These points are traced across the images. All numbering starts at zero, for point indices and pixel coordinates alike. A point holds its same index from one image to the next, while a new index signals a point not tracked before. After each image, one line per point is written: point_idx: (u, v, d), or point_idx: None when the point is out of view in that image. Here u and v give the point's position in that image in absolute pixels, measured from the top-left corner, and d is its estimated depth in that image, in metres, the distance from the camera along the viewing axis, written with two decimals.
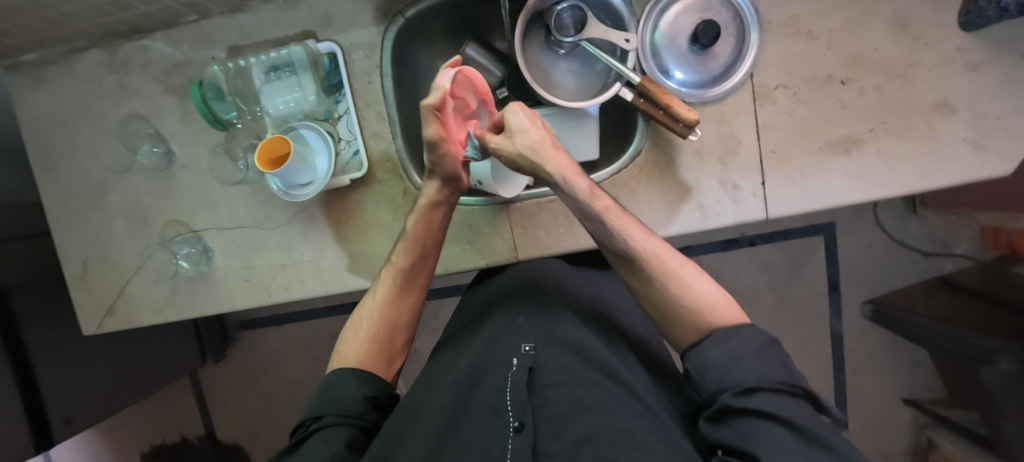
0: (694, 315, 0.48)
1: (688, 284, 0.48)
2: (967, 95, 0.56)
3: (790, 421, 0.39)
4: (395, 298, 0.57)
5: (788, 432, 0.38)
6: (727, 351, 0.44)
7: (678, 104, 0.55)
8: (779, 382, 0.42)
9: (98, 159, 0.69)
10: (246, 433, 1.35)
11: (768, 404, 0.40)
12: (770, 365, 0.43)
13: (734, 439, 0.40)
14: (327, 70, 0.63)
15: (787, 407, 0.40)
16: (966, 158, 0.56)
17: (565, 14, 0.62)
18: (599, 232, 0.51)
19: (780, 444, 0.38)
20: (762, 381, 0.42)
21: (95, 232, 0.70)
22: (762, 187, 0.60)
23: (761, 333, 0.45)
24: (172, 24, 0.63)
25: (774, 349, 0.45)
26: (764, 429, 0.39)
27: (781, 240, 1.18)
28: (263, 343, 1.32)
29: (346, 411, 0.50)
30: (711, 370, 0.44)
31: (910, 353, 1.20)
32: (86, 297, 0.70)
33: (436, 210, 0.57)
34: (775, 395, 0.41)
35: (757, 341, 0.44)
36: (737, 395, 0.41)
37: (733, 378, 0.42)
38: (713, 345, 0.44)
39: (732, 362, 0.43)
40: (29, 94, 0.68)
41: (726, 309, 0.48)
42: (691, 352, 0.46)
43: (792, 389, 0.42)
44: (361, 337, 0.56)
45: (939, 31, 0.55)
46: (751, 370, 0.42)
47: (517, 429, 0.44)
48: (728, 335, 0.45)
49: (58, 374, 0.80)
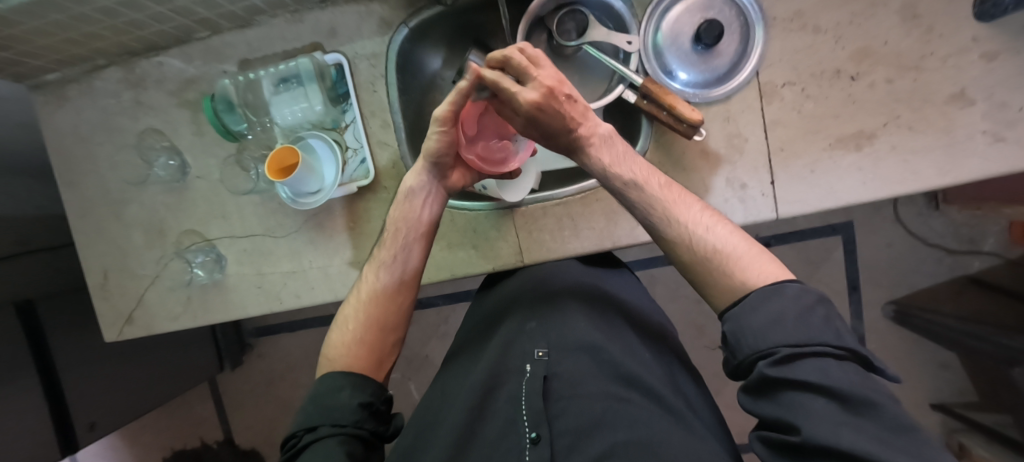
0: (728, 273, 0.45)
1: (721, 249, 0.45)
2: (984, 86, 0.54)
3: (834, 391, 0.36)
4: (381, 298, 0.57)
5: (828, 401, 0.36)
6: (767, 315, 0.40)
7: (682, 105, 0.55)
8: (823, 346, 0.38)
9: (118, 172, 0.71)
10: (264, 439, 1.37)
11: (812, 373, 0.37)
12: (813, 326, 0.39)
13: (774, 411, 0.38)
14: (334, 81, 0.64)
15: (834, 373, 0.37)
16: (986, 150, 0.54)
17: (567, 18, 0.62)
18: (626, 206, 0.50)
19: (820, 419, 0.35)
20: (805, 347, 0.38)
21: (115, 243, 0.72)
22: (771, 185, 0.58)
23: (805, 291, 0.41)
24: (185, 41, 0.66)
25: (822, 310, 0.41)
26: (804, 402, 0.36)
27: (797, 240, 1.15)
28: (278, 349, 1.35)
29: (341, 422, 0.50)
30: (748, 334, 0.41)
31: (936, 355, 1.15)
32: (106, 306, 0.73)
33: (411, 198, 0.57)
34: (818, 360, 0.38)
35: (800, 302, 0.41)
36: (775, 364, 0.39)
37: (770, 342, 0.39)
38: (752, 308, 0.41)
39: (772, 325, 0.40)
40: (50, 111, 0.71)
41: (767, 270, 0.44)
42: (731, 314, 0.43)
43: (840, 354, 0.38)
44: (347, 341, 0.56)
45: (952, 21, 0.54)
46: (790, 335, 0.39)
47: (533, 441, 0.45)
48: (767, 295, 0.41)
49: (81, 382, 0.82)
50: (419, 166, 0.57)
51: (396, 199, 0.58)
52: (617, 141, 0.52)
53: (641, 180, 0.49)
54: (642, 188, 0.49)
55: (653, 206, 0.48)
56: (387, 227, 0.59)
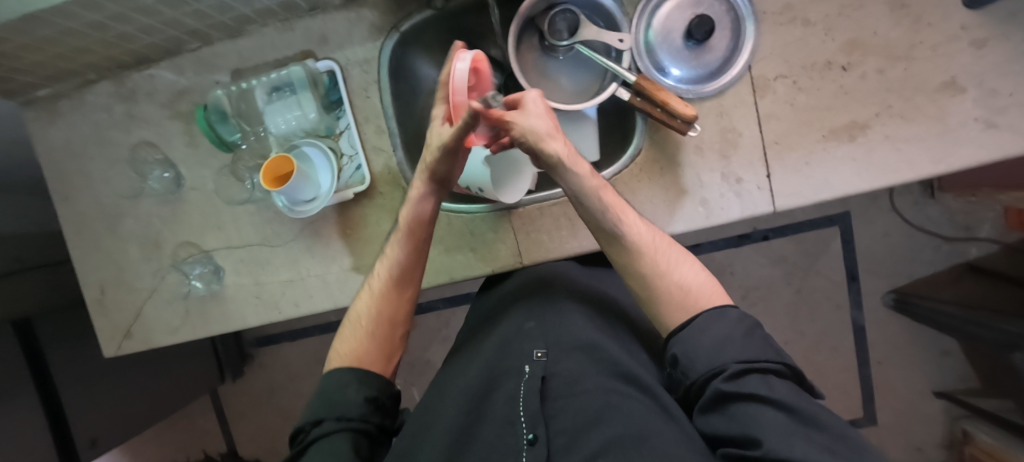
0: (683, 292, 0.48)
1: (674, 265, 0.50)
2: (974, 73, 0.54)
3: (780, 403, 0.39)
4: (392, 294, 0.57)
5: (778, 413, 0.38)
6: (715, 335, 0.44)
7: (675, 101, 0.55)
8: (765, 361, 0.42)
9: (112, 186, 0.71)
10: (267, 449, 1.37)
11: (758, 387, 0.40)
12: (754, 344, 0.44)
13: (728, 427, 0.40)
14: (326, 88, 0.64)
15: (776, 388, 0.40)
16: (979, 137, 0.54)
17: (558, 18, 0.62)
18: (589, 211, 0.52)
19: (772, 427, 0.37)
20: (749, 362, 0.42)
21: (111, 257, 0.72)
22: (767, 178, 0.59)
23: (746, 315, 0.46)
24: (177, 53, 0.66)
25: (760, 333, 0.45)
26: (756, 415, 0.39)
27: (795, 232, 1.16)
28: (279, 358, 1.34)
29: (347, 415, 0.50)
30: (699, 352, 0.44)
31: (937, 342, 1.15)
32: (104, 321, 0.72)
33: (425, 202, 0.57)
34: (762, 376, 0.42)
35: (742, 323, 0.45)
36: (727, 379, 0.41)
37: (721, 358, 0.43)
38: (701, 329, 0.45)
39: (720, 344, 0.43)
40: (43, 127, 0.70)
41: (713, 292, 0.49)
42: (680, 335, 0.46)
43: (778, 369, 0.42)
44: (358, 334, 0.56)
45: (941, 9, 0.54)
46: (737, 352, 0.43)
47: (530, 442, 0.45)
48: (714, 318, 0.46)
49: (81, 398, 0.82)
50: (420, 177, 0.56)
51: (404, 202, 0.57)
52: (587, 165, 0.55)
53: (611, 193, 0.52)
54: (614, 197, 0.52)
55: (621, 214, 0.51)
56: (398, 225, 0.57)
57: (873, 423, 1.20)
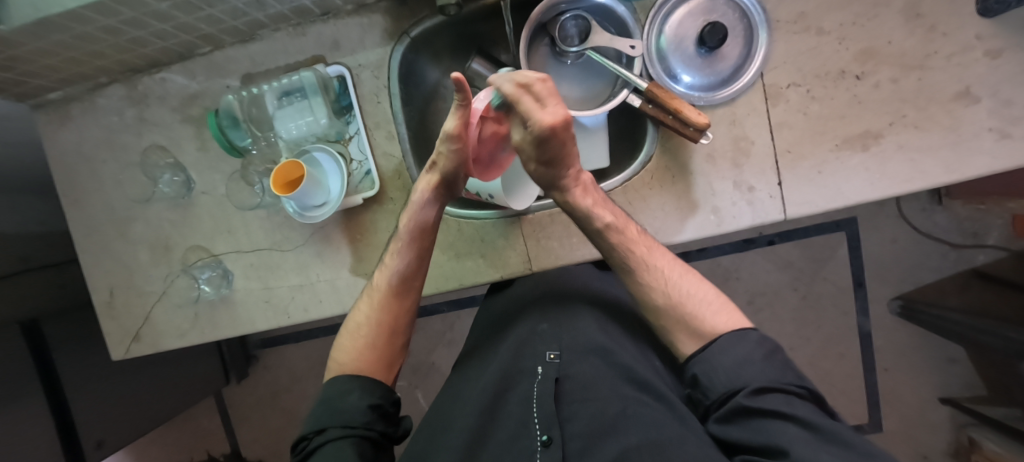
0: (698, 321, 0.48)
1: (689, 294, 0.50)
2: (989, 83, 0.54)
3: (804, 419, 0.39)
4: (391, 302, 0.56)
5: (802, 429, 0.39)
6: (736, 355, 0.45)
7: (688, 109, 0.55)
8: (786, 383, 0.43)
9: (123, 189, 0.71)
10: (270, 451, 1.37)
11: (781, 404, 0.41)
12: (774, 366, 0.45)
13: (754, 438, 0.40)
14: (337, 93, 0.64)
15: (799, 406, 0.41)
16: (992, 147, 0.54)
17: (569, 23, 0.62)
18: (601, 247, 0.53)
19: (794, 442, 0.38)
20: (772, 382, 0.43)
21: (120, 261, 0.72)
22: (779, 187, 0.58)
23: (766, 338, 0.47)
24: (188, 56, 0.66)
25: (780, 357, 0.46)
26: (778, 428, 0.39)
27: (802, 238, 1.15)
28: (284, 360, 1.34)
29: (351, 423, 0.49)
30: (718, 372, 0.45)
31: (943, 350, 1.15)
32: (114, 325, 0.73)
33: (426, 208, 0.55)
34: (785, 395, 0.42)
35: (762, 347, 0.46)
36: (751, 394, 0.42)
37: (740, 378, 0.44)
38: (721, 350, 0.46)
39: (740, 364, 0.44)
40: (53, 130, 0.70)
41: (728, 317, 0.49)
42: (699, 357, 0.47)
43: (800, 391, 0.43)
44: (359, 344, 0.55)
45: (956, 19, 0.54)
46: (759, 372, 0.44)
47: (545, 444, 0.46)
48: (733, 340, 0.46)
49: (89, 402, 0.82)
50: (429, 180, 0.55)
51: (407, 208, 0.56)
52: (601, 190, 0.55)
53: (619, 222, 0.52)
54: (621, 232, 0.52)
55: (631, 251, 0.51)
56: (399, 233, 0.57)
57: (878, 431, 1.20)
